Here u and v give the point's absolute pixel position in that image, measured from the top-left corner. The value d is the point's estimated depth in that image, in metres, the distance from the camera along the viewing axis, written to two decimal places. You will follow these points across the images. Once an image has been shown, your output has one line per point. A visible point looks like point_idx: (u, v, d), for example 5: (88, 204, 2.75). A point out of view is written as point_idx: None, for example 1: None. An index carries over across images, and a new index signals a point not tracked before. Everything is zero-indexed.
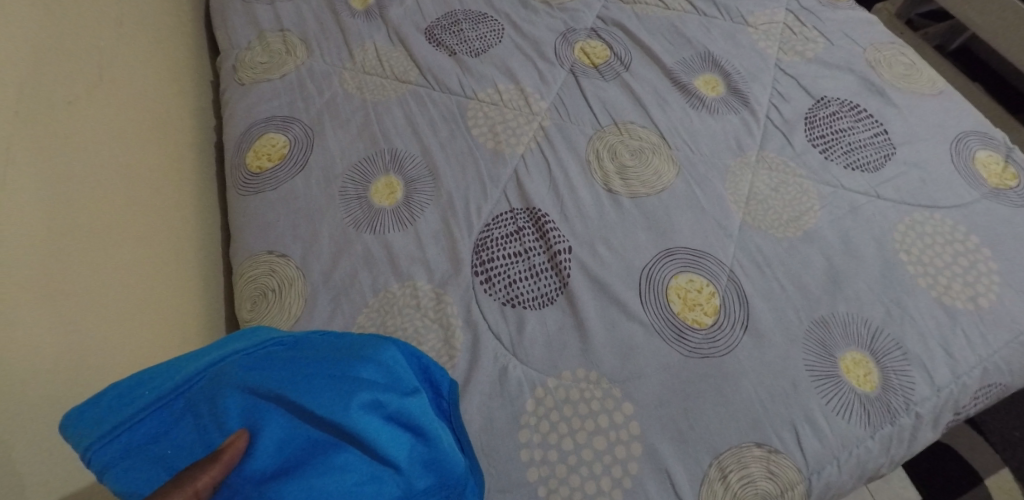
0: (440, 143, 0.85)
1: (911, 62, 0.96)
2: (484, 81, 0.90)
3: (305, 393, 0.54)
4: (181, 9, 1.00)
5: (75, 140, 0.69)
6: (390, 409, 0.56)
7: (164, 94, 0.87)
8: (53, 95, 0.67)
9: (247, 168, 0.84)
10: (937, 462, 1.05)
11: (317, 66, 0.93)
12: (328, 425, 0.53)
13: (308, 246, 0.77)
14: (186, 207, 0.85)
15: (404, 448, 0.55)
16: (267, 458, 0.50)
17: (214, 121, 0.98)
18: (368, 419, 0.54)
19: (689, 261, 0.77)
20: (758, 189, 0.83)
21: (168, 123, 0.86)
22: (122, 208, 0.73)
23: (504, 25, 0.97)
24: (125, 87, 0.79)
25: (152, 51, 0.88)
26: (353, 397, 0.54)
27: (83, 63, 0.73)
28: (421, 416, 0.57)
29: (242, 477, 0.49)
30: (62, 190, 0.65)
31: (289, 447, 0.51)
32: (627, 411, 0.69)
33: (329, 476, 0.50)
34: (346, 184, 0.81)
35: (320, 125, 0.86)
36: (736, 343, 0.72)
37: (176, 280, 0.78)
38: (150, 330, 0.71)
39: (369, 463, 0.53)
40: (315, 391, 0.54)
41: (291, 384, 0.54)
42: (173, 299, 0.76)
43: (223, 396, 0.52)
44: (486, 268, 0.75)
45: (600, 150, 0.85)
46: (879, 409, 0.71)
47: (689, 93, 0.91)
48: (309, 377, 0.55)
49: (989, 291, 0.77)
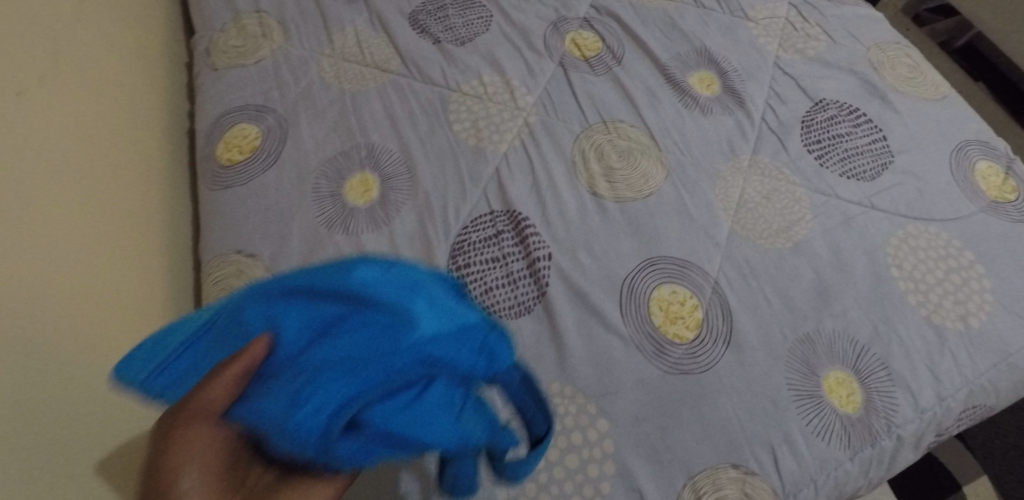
0: (419, 138, 0.81)
1: (915, 64, 0.92)
2: (469, 72, 0.87)
3: (310, 280, 0.53)
4: None
5: (33, 130, 0.66)
6: (390, 272, 0.54)
7: (128, 82, 0.84)
8: (6, 84, 0.64)
9: (217, 161, 0.81)
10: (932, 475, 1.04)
11: (293, 51, 0.88)
12: (337, 297, 0.53)
13: (278, 245, 0.74)
14: (151, 206, 0.81)
15: (416, 300, 0.53)
16: (291, 339, 0.51)
17: (184, 112, 0.95)
18: (372, 281, 0.53)
19: (673, 271, 0.74)
20: (748, 196, 0.80)
21: (132, 111, 0.83)
22: (80, 208, 0.69)
23: (492, 12, 0.93)
24: (84, 76, 0.76)
25: (116, 36, 0.85)
26: (353, 270, 0.54)
27: (39, 51, 0.69)
28: (426, 277, 0.56)
29: (276, 361, 0.50)
30: (18, 181, 0.62)
31: (311, 328, 0.52)
32: (601, 428, 0.67)
33: (354, 335, 0.51)
34: (319, 181, 0.78)
35: (294, 116, 0.83)
36: (717, 360, 0.70)
37: (143, 281, 0.75)
38: (123, 326, 0.69)
39: (385, 316, 0.52)
40: (319, 275, 0.53)
41: (294, 278, 0.54)
42: (141, 305, 0.73)
43: (241, 310, 0.52)
44: (462, 274, 0.73)
45: (587, 151, 0.82)
46: (860, 431, 0.69)
47: (683, 91, 0.87)
48: (309, 271, 0.54)
49: (979, 310, 0.75)
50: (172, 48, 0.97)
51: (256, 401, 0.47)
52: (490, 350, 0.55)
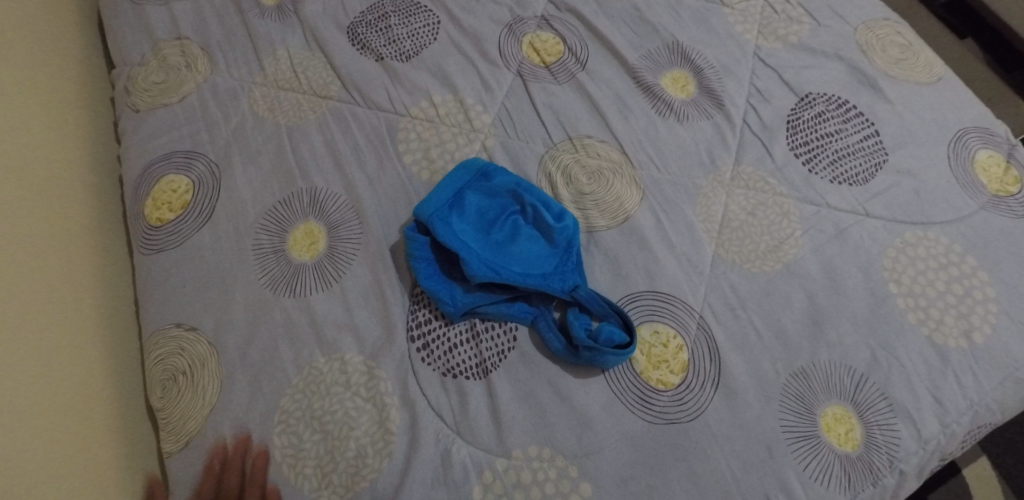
0: (367, 177, 0.75)
1: (907, 42, 0.82)
2: (416, 92, 0.80)
3: (539, 207, 0.71)
4: (60, 27, 0.90)
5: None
6: (564, 248, 0.69)
7: (50, 137, 0.81)
8: None
9: (146, 220, 0.77)
10: (954, 488, 0.93)
11: (221, 82, 0.83)
12: (537, 223, 0.71)
13: (221, 314, 0.70)
14: (97, 262, 0.79)
15: (542, 261, 0.69)
16: (495, 195, 0.72)
17: (111, 157, 0.88)
18: (555, 238, 0.69)
19: (655, 307, 0.69)
20: (733, 213, 0.73)
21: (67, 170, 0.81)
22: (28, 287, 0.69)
23: (439, 16, 0.85)
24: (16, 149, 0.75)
25: (10, 96, 0.78)
26: (557, 231, 0.70)
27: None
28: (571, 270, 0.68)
29: (504, 179, 0.73)
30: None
31: (504, 216, 0.71)
32: (584, 493, 0.62)
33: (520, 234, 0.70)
34: (260, 236, 0.73)
35: (226, 160, 0.78)
36: (706, 404, 0.65)
37: (80, 371, 0.71)
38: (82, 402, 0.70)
39: (531, 249, 0.70)
40: (548, 211, 0.71)
41: (541, 201, 0.71)
42: (82, 397, 0.70)
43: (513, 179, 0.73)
44: (422, 332, 0.68)
45: (553, 174, 0.75)
46: (860, 470, 0.64)
47: (655, 96, 0.79)
48: (549, 208, 0.71)
49: (983, 324, 0.68)
50: (95, 87, 0.91)
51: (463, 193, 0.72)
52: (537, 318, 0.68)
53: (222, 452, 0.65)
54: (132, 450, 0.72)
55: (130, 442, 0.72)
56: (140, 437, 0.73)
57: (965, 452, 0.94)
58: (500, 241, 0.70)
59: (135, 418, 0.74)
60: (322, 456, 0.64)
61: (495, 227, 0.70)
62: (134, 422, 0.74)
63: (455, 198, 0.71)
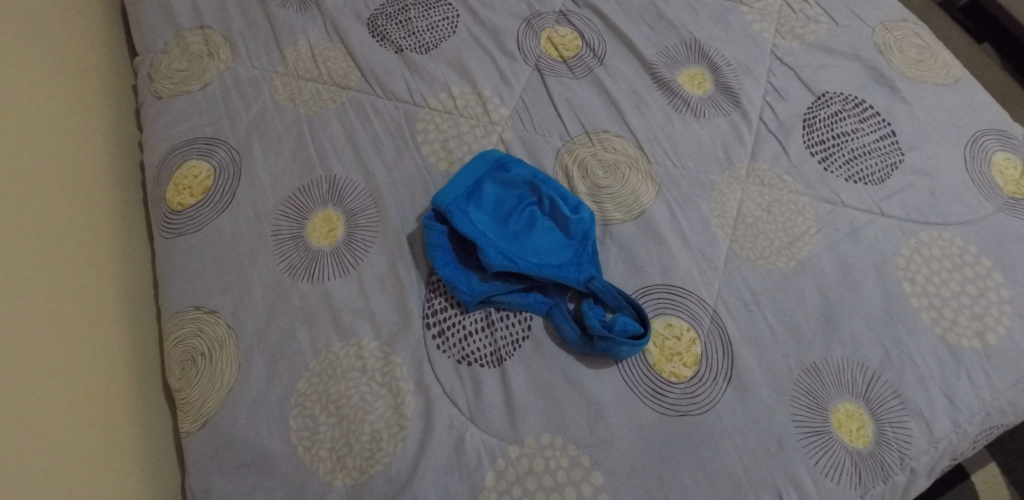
0: (386, 167, 0.76)
1: (925, 43, 0.82)
2: (435, 84, 0.81)
3: (555, 198, 0.71)
4: (85, 18, 0.92)
5: (61, 213, 0.75)
6: (579, 238, 0.70)
7: (74, 122, 0.82)
8: (41, 179, 0.75)
9: (168, 205, 0.78)
10: (960, 493, 0.92)
11: (243, 71, 0.84)
12: (554, 214, 0.72)
13: (239, 298, 0.71)
14: (127, 246, 0.81)
15: (558, 252, 0.69)
16: (512, 187, 0.73)
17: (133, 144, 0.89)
18: (571, 229, 0.70)
19: (669, 300, 0.69)
20: (747, 210, 0.74)
21: (91, 155, 0.82)
22: (90, 271, 0.75)
23: (458, 10, 0.86)
24: (48, 135, 0.78)
25: (41, 84, 0.80)
26: (572, 222, 0.70)
27: (41, 135, 0.77)
28: (585, 259, 0.69)
29: (522, 171, 0.73)
30: (69, 267, 0.73)
31: (522, 207, 0.72)
32: (596, 482, 0.62)
33: (537, 225, 0.71)
34: (279, 221, 0.74)
35: (246, 147, 0.79)
36: (718, 397, 0.65)
37: (102, 351, 0.72)
38: (119, 377, 0.72)
39: (547, 240, 0.70)
40: (564, 202, 0.72)
41: (559, 192, 0.72)
42: (100, 375, 0.71)
43: (532, 170, 0.73)
44: (438, 320, 0.68)
45: (570, 167, 0.76)
46: (870, 466, 0.64)
47: (672, 92, 0.80)
48: (565, 199, 0.72)
49: (998, 324, 0.67)
50: (118, 74, 0.93)
51: (481, 184, 0.72)
52: (551, 307, 0.68)
53: (239, 434, 0.66)
54: (148, 432, 0.72)
55: (147, 424, 0.73)
56: (157, 422, 0.74)
57: (972, 456, 0.94)
58: (515, 231, 0.70)
59: (153, 400, 0.74)
60: (337, 439, 0.65)
61: (512, 218, 0.71)
62: (151, 405, 0.74)
63: (474, 188, 0.72)
